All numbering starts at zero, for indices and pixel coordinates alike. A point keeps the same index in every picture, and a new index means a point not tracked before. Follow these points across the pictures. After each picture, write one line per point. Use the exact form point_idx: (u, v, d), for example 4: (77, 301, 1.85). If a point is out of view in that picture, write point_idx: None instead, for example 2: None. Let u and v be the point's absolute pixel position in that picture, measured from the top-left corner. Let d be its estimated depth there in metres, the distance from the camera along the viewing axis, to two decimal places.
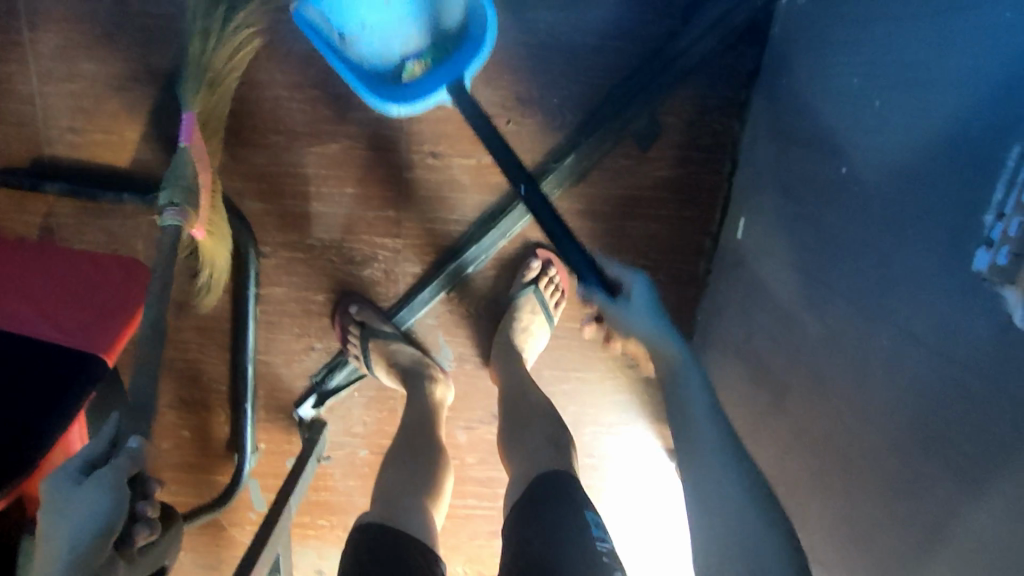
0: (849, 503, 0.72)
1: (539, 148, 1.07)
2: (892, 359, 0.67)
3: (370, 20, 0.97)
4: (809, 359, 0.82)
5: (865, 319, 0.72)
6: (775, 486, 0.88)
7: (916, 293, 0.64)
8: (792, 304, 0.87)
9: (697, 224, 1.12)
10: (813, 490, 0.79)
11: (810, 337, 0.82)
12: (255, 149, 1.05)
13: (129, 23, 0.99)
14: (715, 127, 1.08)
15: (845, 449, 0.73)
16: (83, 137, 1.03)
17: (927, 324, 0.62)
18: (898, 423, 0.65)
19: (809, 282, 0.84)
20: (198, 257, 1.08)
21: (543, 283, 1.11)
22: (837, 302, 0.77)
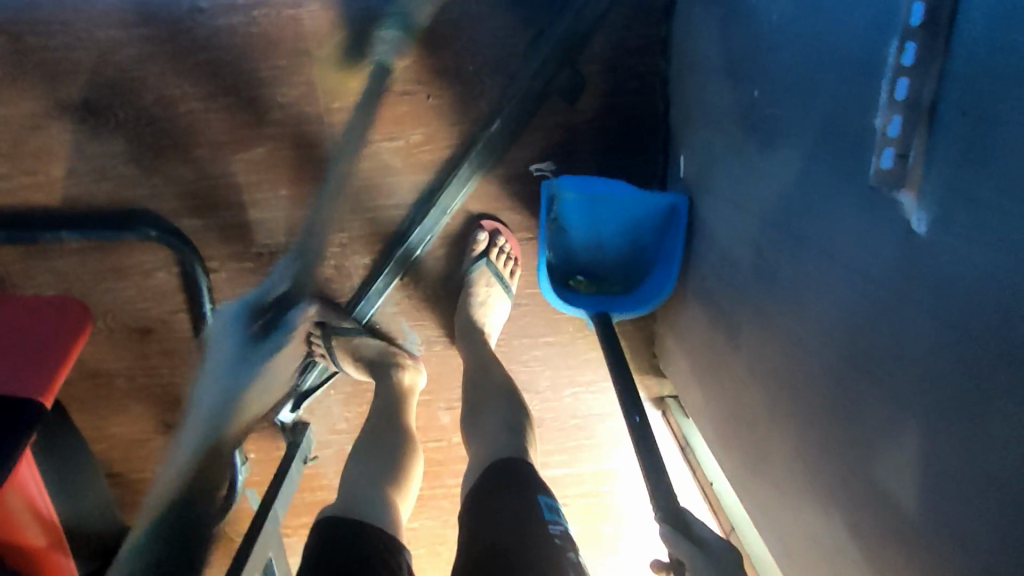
0: (801, 430, 0.72)
1: (465, 117, 1.04)
2: (820, 282, 0.65)
3: (586, 227, 1.06)
4: (751, 293, 0.80)
5: (793, 244, 0.70)
6: (741, 422, 0.87)
7: (832, 211, 0.62)
8: (732, 239, 0.85)
9: (640, 170, 1.09)
10: (770, 423, 0.78)
11: (750, 268, 0.80)
12: (183, 165, 1.04)
13: (29, 61, 0.98)
14: (640, 67, 1.04)
15: (792, 379, 0.72)
16: (11, 183, 1.02)
17: (843, 241, 0.61)
18: (830, 344, 0.64)
19: (742, 212, 0.82)
20: (152, 281, 1.09)
21: (494, 254, 1.09)
22: (765, 230, 0.75)
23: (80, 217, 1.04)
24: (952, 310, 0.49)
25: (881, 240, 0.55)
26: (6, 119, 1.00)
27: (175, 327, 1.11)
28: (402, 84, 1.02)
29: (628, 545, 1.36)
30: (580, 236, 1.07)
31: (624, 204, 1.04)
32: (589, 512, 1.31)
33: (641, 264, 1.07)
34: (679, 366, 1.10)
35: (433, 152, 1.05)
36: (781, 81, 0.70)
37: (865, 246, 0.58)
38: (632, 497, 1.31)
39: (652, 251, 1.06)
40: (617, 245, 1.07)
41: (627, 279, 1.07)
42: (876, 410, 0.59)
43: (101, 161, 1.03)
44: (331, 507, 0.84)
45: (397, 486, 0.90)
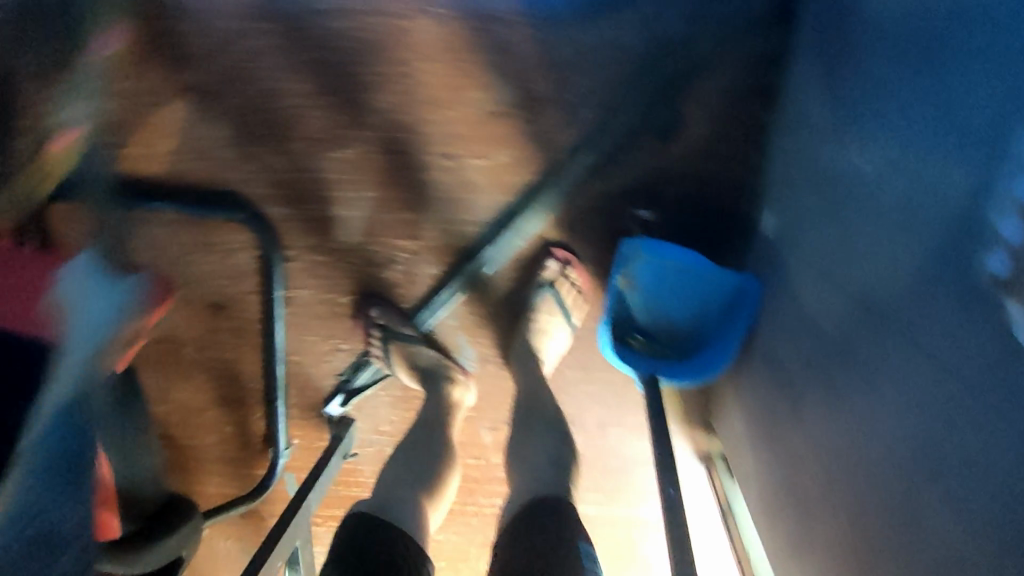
0: (858, 524, 0.67)
1: (556, 145, 1.05)
2: (901, 374, 0.61)
3: (657, 292, 1.05)
4: (826, 370, 0.76)
5: (877, 329, 0.66)
6: (794, 499, 0.82)
7: (926, 301, 0.59)
8: (814, 309, 0.82)
9: (725, 221, 1.07)
10: (827, 512, 0.74)
11: (828, 346, 0.77)
12: (276, 154, 1.08)
13: (157, 40, 1.06)
14: (741, 117, 1.03)
15: (857, 469, 0.68)
16: (124, 152, 1.09)
17: (934, 335, 0.57)
18: (902, 441, 0.61)
19: (828, 284, 0.78)
20: (232, 259, 1.13)
21: (561, 283, 1.08)
22: (851, 308, 0.72)
23: (179, 192, 1.10)
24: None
25: (977, 343, 0.52)
26: (129, 92, 1.08)
27: (246, 307, 1.15)
28: (497, 106, 1.04)
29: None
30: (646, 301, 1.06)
31: (698, 281, 1.03)
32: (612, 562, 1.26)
33: (698, 342, 1.03)
34: (735, 427, 1.05)
35: (517, 175, 1.06)
36: (890, 158, 0.67)
37: (959, 345, 0.54)
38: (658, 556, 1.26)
39: (711, 331, 1.03)
40: (678, 318, 1.04)
41: (681, 352, 1.03)
42: (944, 519, 0.55)
43: (203, 141, 1.08)
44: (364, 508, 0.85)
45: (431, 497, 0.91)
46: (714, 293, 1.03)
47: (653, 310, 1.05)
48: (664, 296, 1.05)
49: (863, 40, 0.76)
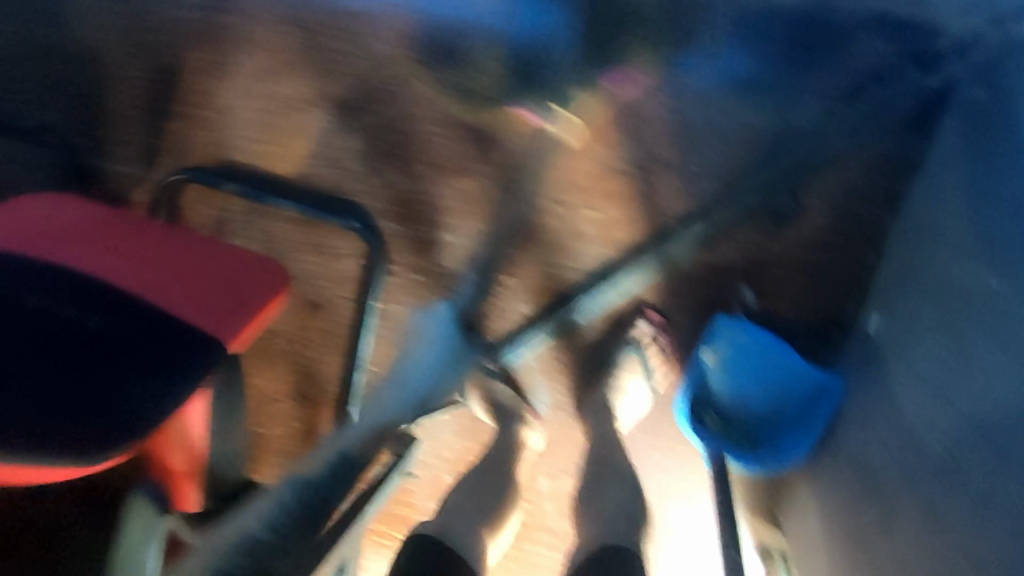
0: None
1: (669, 210, 1.07)
2: (1014, 504, 0.58)
3: (741, 377, 1.05)
4: (925, 486, 0.73)
5: (990, 453, 0.63)
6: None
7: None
8: (919, 419, 0.78)
9: (827, 315, 1.05)
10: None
11: (931, 461, 0.73)
12: (400, 174, 1.13)
13: (316, 55, 1.14)
14: (861, 215, 1.03)
15: None
16: (262, 148, 1.17)
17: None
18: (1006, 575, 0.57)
19: (938, 395, 0.75)
20: (337, 264, 1.18)
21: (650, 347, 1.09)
22: (962, 425, 0.69)
23: (304, 193, 1.16)
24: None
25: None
26: (280, 94, 1.16)
27: (339, 312, 1.19)
28: (619, 164, 1.07)
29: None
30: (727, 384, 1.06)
31: (785, 376, 1.03)
32: None
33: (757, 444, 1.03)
34: (806, 528, 1.00)
35: (626, 232, 1.08)
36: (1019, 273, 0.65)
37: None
38: None
39: (785, 428, 1.03)
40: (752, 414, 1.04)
41: (750, 442, 1.03)
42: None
43: (336, 150, 1.15)
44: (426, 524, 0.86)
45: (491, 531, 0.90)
46: (797, 392, 1.03)
47: (732, 394, 1.05)
48: (747, 384, 1.05)
49: (999, 153, 0.76)
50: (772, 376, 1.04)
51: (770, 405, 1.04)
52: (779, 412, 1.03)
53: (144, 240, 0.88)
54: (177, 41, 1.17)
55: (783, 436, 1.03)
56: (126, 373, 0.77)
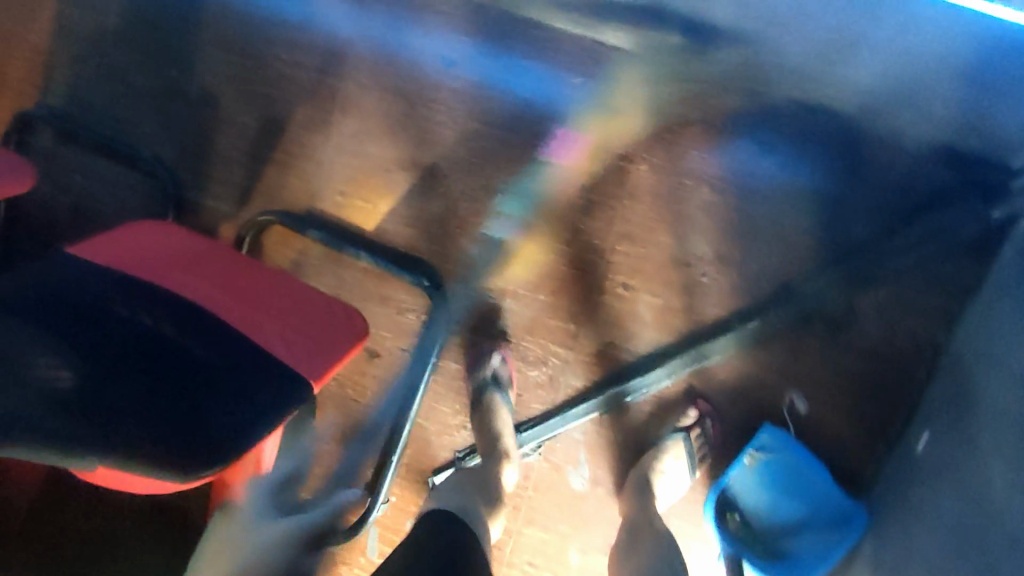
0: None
1: (727, 305, 1.11)
2: None
3: (774, 487, 1.08)
4: None
5: None
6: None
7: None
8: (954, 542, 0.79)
9: (876, 424, 1.07)
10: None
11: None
12: (474, 240, 1.20)
13: (410, 122, 1.23)
14: (917, 332, 1.06)
15: None
16: (348, 201, 1.25)
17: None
18: None
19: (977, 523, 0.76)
20: (401, 317, 1.23)
21: (694, 434, 1.10)
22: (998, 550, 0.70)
23: (380, 247, 1.23)
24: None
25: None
26: (372, 155, 1.24)
27: (397, 363, 1.24)
28: (685, 255, 1.12)
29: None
30: (758, 491, 1.08)
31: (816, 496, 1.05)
32: None
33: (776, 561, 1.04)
34: None
35: (684, 320, 1.12)
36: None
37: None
38: None
39: (808, 546, 1.05)
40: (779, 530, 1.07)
41: (770, 552, 1.06)
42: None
43: (417, 211, 1.22)
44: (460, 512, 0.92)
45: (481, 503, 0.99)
46: (825, 513, 1.05)
47: (761, 501, 1.08)
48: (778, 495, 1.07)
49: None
50: (804, 492, 1.06)
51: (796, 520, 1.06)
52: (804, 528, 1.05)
53: (245, 275, 0.95)
54: (285, 96, 1.27)
55: (802, 551, 1.05)
56: (217, 399, 0.82)
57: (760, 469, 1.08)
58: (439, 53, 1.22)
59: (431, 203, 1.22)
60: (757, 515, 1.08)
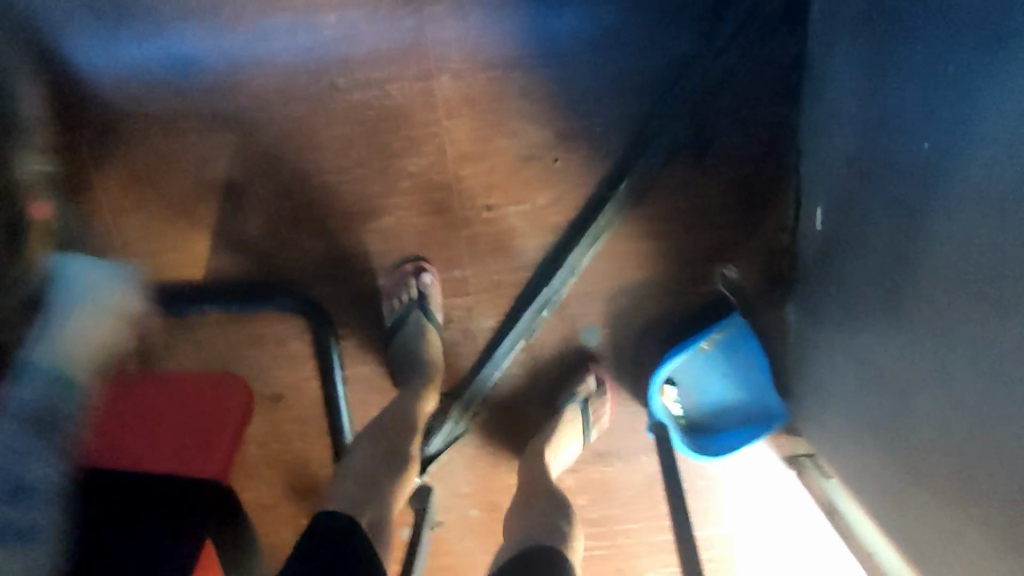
0: (1005, 540, 0.64)
1: (592, 178, 1.04)
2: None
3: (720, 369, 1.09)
4: (927, 355, 0.74)
5: (989, 309, 0.63)
6: (920, 504, 0.80)
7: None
8: (904, 311, 0.78)
9: (771, 222, 1.07)
10: (958, 527, 0.72)
11: (925, 329, 0.74)
12: (316, 237, 1.06)
13: (177, 144, 1.03)
14: (771, 119, 1.03)
15: (984, 471, 0.66)
16: (161, 259, 1.07)
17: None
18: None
19: (920, 288, 0.75)
20: (285, 347, 1.10)
21: (592, 404, 1.08)
22: (945, 290, 0.70)
23: (223, 292, 1.07)
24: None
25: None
26: (157, 201, 1.05)
27: (306, 393, 1.12)
28: (529, 148, 1.02)
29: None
30: (701, 371, 1.10)
31: (751, 382, 1.07)
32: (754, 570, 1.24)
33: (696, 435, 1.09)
34: (820, 425, 1.04)
35: (558, 214, 1.05)
36: (976, 150, 0.63)
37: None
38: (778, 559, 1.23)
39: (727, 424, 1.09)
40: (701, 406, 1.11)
41: (699, 421, 1.11)
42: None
43: (239, 236, 1.06)
44: (379, 500, 0.85)
45: (388, 469, 0.90)
46: (748, 400, 1.08)
47: (699, 383, 1.10)
48: (721, 374, 1.09)
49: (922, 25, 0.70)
50: (742, 378, 1.08)
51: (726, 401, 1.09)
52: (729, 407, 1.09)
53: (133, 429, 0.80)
54: None
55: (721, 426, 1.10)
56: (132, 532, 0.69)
57: (712, 351, 1.08)
58: (161, 54, 0.99)
59: (251, 220, 1.05)
60: (691, 392, 1.11)
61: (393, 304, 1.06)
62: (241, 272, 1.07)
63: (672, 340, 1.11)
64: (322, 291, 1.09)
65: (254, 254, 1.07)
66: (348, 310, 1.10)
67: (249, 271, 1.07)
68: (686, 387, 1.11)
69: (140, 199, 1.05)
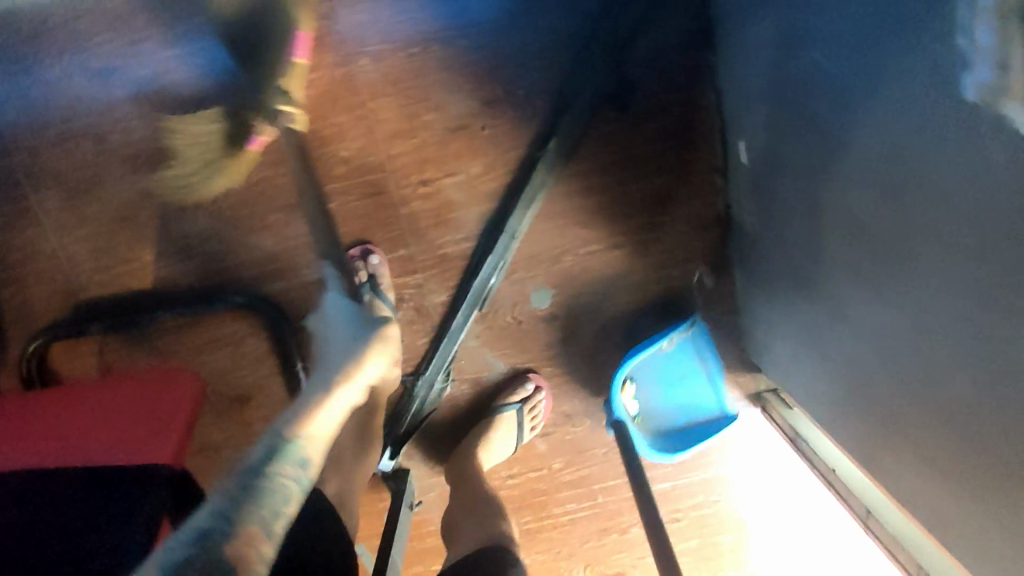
0: (937, 421, 0.68)
1: (521, 141, 1.06)
2: (934, 236, 0.60)
3: (681, 375, 1.14)
4: (852, 254, 0.76)
5: (888, 191, 0.65)
6: (864, 410, 0.84)
7: (943, 193, 0.57)
8: (824, 217, 0.81)
9: (702, 164, 1.10)
10: (903, 423, 0.75)
11: (846, 229, 0.76)
12: (259, 233, 1.08)
13: (112, 156, 1.04)
14: (686, 63, 1.07)
15: (916, 352, 0.69)
16: (109, 273, 1.07)
17: (959, 224, 0.56)
18: (949, 303, 0.61)
19: (830, 189, 0.78)
20: (244, 346, 1.12)
21: (529, 407, 1.14)
22: (852, 186, 0.72)
23: (174, 296, 1.08)
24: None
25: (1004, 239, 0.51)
26: (99, 215, 1.06)
27: (270, 390, 1.13)
28: (456, 120, 1.05)
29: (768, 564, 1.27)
30: (658, 373, 1.14)
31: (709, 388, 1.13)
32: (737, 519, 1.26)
33: (650, 441, 1.13)
34: (774, 353, 1.07)
35: (492, 180, 1.07)
36: (852, 41, 0.65)
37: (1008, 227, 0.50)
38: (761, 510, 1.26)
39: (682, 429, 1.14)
40: (653, 416, 1.15)
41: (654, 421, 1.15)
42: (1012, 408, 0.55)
43: (184, 240, 1.07)
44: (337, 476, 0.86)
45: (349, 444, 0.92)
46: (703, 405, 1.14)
47: (657, 386, 1.15)
48: (679, 379, 1.14)
49: None
50: (702, 384, 1.14)
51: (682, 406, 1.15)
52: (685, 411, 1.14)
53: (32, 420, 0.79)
54: None
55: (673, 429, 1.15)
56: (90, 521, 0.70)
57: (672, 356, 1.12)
58: (87, 70, 1.02)
59: (194, 222, 1.07)
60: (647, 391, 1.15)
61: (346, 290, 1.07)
62: (190, 275, 1.08)
63: (622, 293, 1.13)
64: (273, 287, 1.10)
65: (201, 256, 1.08)
66: (300, 301, 1.11)
67: (197, 274, 1.08)
68: (645, 390, 1.14)
69: (82, 215, 1.06)
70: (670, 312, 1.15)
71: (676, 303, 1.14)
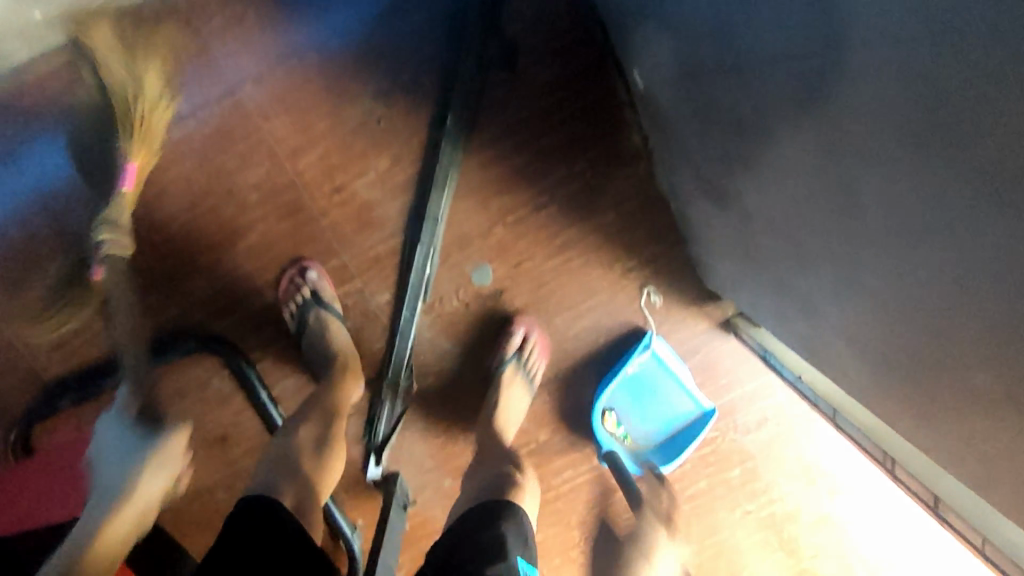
0: (845, 296, 0.65)
1: (419, 126, 1.07)
2: (783, 94, 0.58)
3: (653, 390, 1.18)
4: (736, 145, 0.74)
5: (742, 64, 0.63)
6: (793, 308, 0.82)
7: (783, 39, 0.54)
8: (708, 117, 0.78)
9: (607, 102, 1.08)
10: (817, 308, 0.73)
11: (726, 119, 0.73)
12: (194, 277, 1.09)
13: (39, 237, 1.07)
14: (563, 7, 1.06)
15: (808, 228, 0.66)
16: (64, 349, 1.10)
17: (808, 66, 0.52)
18: (809, 154, 0.58)
19: (703, 87, 0.75)
20: (208, 387, 1.13)
21: (525, 354, 1.11)
22: (718, 72, 0.70)
23: None
24: (930, 77, 0.40)
25: (836, 84, 0.50)
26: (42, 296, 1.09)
27: (244, 425, 1.15)
28: (351, 122, 1.06)
29: (805, 496, 1.24)
30: (627, 393, 1.18)
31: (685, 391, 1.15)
32: (768, 459, 1.23)
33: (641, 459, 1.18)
34: (720, 273, 1.03)
35: (402, 170, 1.08)
36: None
37: (845, 47, 0.47)
38: (793, 448, 1.23)
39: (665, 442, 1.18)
40: (636, 432, 1.19)
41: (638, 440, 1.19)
42: (893, 240, 0.51)
43: None
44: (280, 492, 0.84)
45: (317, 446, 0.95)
46: (681, 414, 1.17)
47: (629, 405, 1.19)
48: (651, 394, 1.17)
49: None
50: (677, 394, 1.16)
51: (660, 419, 1.18)
52: (669, 424, 1.18)
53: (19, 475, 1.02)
54: None
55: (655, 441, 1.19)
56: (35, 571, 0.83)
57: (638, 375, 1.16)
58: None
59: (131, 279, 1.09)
60: (626, 408, 1.19)
61: (292, 308, 1.07)
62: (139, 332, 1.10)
63: (561, 251, 1.11)
64: (221, 322, 1.11)
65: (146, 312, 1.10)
66: (253, 332, 1.12)
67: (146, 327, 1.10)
68: (623, 412, 1.19)
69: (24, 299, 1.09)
70: (615, 259, 1.12)
71: (618, 249, 1.12)
